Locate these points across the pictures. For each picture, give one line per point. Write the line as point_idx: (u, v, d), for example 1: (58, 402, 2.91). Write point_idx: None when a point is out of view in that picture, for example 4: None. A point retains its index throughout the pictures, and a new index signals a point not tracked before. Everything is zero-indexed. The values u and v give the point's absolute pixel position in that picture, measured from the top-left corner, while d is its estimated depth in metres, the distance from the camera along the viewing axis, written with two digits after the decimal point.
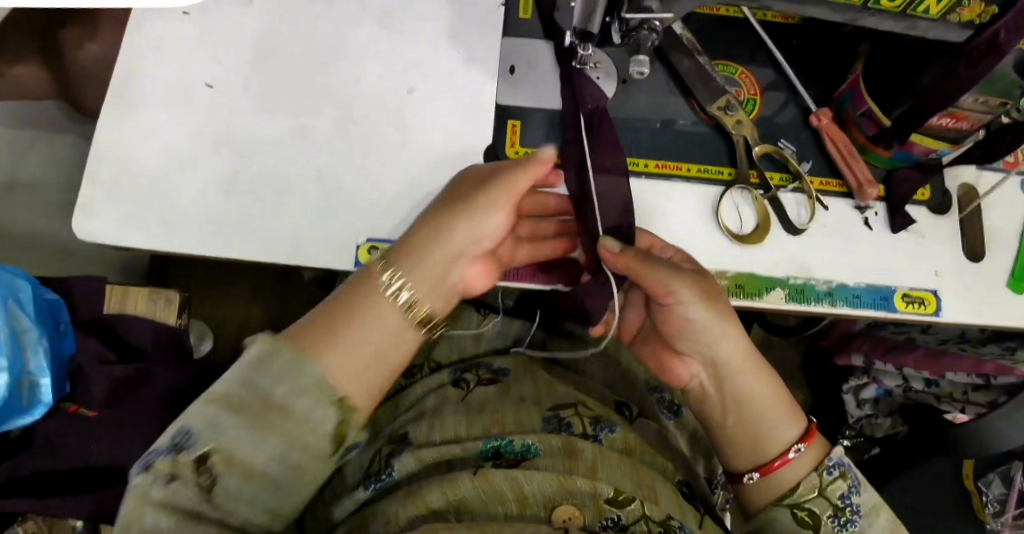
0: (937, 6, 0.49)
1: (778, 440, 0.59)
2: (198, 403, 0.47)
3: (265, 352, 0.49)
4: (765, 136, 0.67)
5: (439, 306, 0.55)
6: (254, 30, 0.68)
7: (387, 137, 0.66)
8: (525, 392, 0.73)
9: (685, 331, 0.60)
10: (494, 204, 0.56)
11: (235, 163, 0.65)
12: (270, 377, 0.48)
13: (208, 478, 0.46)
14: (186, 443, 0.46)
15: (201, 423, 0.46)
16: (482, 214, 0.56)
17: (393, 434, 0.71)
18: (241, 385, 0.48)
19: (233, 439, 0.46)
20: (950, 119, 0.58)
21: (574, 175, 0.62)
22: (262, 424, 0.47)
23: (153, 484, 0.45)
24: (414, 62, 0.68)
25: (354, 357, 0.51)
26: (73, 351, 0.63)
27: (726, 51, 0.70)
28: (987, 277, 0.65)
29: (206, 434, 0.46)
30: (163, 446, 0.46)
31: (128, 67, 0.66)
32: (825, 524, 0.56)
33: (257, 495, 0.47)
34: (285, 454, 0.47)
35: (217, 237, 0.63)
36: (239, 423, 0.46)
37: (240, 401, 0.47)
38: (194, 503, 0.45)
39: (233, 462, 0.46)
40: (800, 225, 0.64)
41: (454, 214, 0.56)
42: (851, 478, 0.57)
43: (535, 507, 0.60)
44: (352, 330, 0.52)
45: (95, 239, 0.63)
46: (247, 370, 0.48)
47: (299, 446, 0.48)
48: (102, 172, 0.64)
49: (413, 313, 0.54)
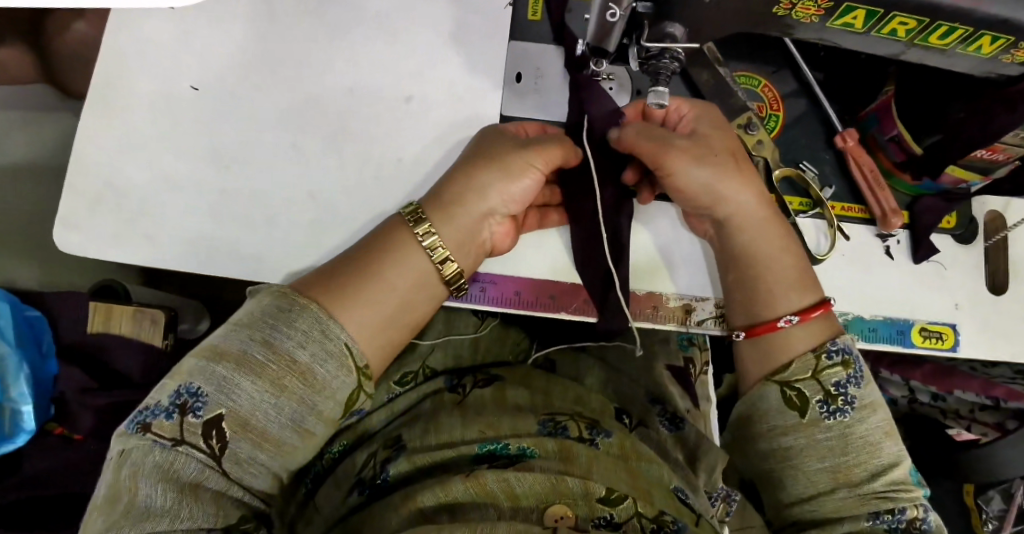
0: (990, 46, 0.44)
1: (782, 307, 0.56)
2: (205, 359, 0.46)
3: (270, 300, 0.49)
4: (784, 157, 0.64)
5: (415, 301, 0.53)
6: (245, 29, 0.64)
7: (385, 148, 0.63)
8: (520, 398, 0.68)
9: (702, 157, 0.56)
10: (510, 169, 0.56)
11: (223, 174, 0.61)
12: (289, 333, 0.47)
13: (216, 444, 0.44)
14: (194, 405, 0.44)
15: (212, 383, 0.45)
16: (492, 175, 0.56)
17: (388, 436, 0.67)
18: (255, 343, 0.46)
19: (250, 401, 0.45)
20: (985, 152, 0.53)
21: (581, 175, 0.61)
22: (278, 385, 0.46)
23: (154, 447, 0.43)
24: (415, 68, 0.64)
25: (320, 347, 0.48)
26: (56, 372, 0.69)
27: (748, 61, 0.65)
28: (1008, 311, 0.62)
29: (218, 395, 0.45)
30: (166, 406, 0.44)
31: (107, 68, 0.63)
32: (812, 409, 0.52)
33: (263, 462, 0.46)
34: (297, 419, 0.47)
35: (204, 255, 0.60)
36: (257, 384, 0.45)
37: (256, 360, 0.46)
38: (198, 469, 0.44)
39: (245, 426, 0.45)
40: (818, 256, 0.61)
41: (466, 184, 0.56)
42: (854, 368, 0.53)
43: (525, 511, 0.54)
44: (331, 294, 0.50)
45: (79, 252, 0.60)
46: (260, 324, 0.47)
47: (312, 409, 0.47)
48: (81, 181, 0.61)
49: (388, 310, 0.51)
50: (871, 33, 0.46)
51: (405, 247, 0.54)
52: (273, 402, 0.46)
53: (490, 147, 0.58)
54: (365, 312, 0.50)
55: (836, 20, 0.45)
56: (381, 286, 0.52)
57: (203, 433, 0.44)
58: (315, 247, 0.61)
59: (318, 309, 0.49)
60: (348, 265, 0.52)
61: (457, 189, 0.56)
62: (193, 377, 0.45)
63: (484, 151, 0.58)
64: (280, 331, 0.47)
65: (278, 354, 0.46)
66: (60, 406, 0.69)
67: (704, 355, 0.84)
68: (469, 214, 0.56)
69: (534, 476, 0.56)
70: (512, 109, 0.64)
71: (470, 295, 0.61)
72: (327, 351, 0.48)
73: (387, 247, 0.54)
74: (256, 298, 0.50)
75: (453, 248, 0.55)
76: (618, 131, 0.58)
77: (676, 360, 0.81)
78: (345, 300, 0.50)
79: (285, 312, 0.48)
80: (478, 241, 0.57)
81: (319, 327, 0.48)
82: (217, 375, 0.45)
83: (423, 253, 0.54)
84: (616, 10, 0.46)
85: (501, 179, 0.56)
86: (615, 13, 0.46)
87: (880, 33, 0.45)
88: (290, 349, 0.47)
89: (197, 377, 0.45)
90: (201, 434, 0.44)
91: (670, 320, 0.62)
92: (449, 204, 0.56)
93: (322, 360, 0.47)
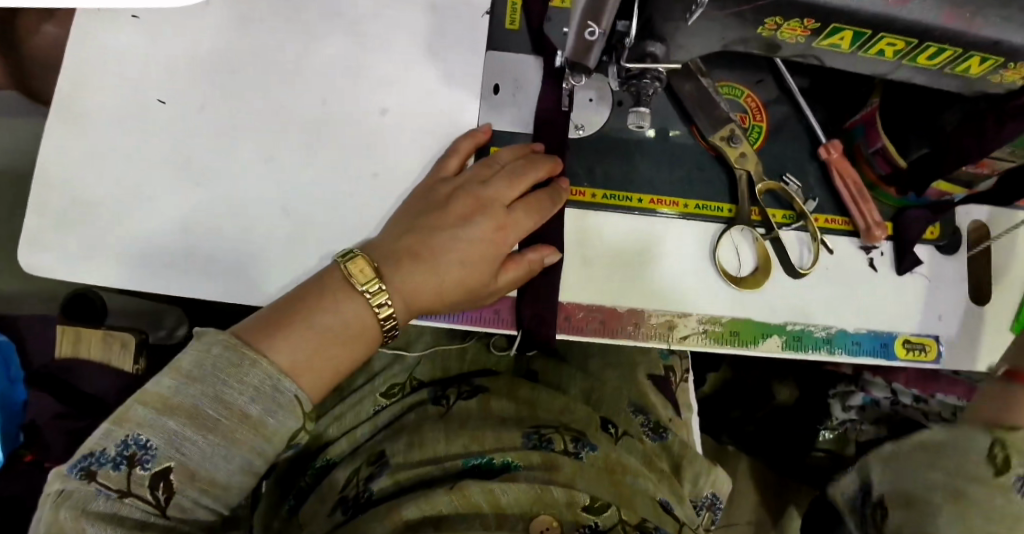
0: (979, 67, 0.43)
1: None
2: (155, 410, 0.44)
3: (217, 351, 0.46)
4: (768, 168, 0.63)
5: (353, 354, 0.52)
6: (213, 38, 0.62)
7: (361, 164, 0.61)
8: (504, 410, 0.68)
9: None
10: (463, 218, 0.56)
11: (193, 192, 0.59)
12: (240, 389, 0.46)
13: (163, 496, 0.44)
14: (143, 457, 0.43)
15: (161, 437, 0.44)
16: (451, 226, 0.56)
17: (371, 452, 0.65)
18: (207, 399, 0.45)
19: (200, 454, 0.44)
20: (972, 166, 0.53)
21: (546, 203, 0.58)
22: (230, 438, 0.45)
23: (98, 496, 0.42)
24: (391, 78, 0.63)
25: (270, 400, 0.46)
26: (23, 399, 0.70)
27: (731, 71, 0.64)
28: (989, 321, 0.63)
29: (167, 448, 0.44)
30: (113, 455, 0.43)
31: (71, 80, 0.61)
32: None
33: (207, 504, 0.46)
34: (245, 464, 0.46)
35: (176, 275, 0.58)
36: (210, 438, 0.44)
37: (208, 416, 0.45)
38: (143, 515, 0.43)
39: (193, 477, 0.44)
40: (801, 270, 0.60)
41: (413, 237, 0.55)
42: None
43: (510, 522, 0.54)
44: (282, 350, 0.48)
45: (45, 273, 0.58)
46: (210, 378, 0.45)
47: (259, 453, 0.46)
48: (45, 200, 0.59)
49: (323, 356, 0.50)
50: (857, 53, 0.45)
51: (345, 293, 0.52)
52: (223, 452, 0.45)
53: (431, 201, 0.57)
54: (297, 357, 0.49)
55: (822, 40, 0.44)
56: (330, 342, 0.50)
57: (150, 485, 0.43)
58: (286, 267, 0.59)
59: (270, 366, 0.47)
60: (286, 310, 0.50)
61: (424, 239, 0.55)
62: (142, 428, 0.43)
63: (429, 203, 0.57)
64: (230, 387, 0.45)
65: (230, 409, 0.45)
66: (27, 433, 0.69)
67: (683, 362, 0.81)
68: (417, 264, 0.54)
69: (520, 488, 0.55)
70: (489, 123, 0.62)
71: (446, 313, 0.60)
72: (277, 403, 0.47)
73: (320, 299, 0.51)
74: (202, 343, 0.47)
75: (399, 300, 0.54)
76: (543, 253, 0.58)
77: (657, 369, 0.78)
78: (278, 345, 0.48)
79: (236, 366, 0.46)
80: (433, 290, 0.55)
81: (269, 384, 0.47)
82: (168, 429, 0.44)
83: (362, 298, 0.52)
84: (594, 27, 0.44)
85: (445, 234, 0.56)
86: (594, 31, 0.44)
87: (867, 53, 0.44)
88: (241, 403, 0.45)
89: (147, 429, 0.43)
90: (148, 486, 0.43)
91: (653, 337, 0.60)
92: (402, 252, 0.55)
93: (272, 412, 0.46)
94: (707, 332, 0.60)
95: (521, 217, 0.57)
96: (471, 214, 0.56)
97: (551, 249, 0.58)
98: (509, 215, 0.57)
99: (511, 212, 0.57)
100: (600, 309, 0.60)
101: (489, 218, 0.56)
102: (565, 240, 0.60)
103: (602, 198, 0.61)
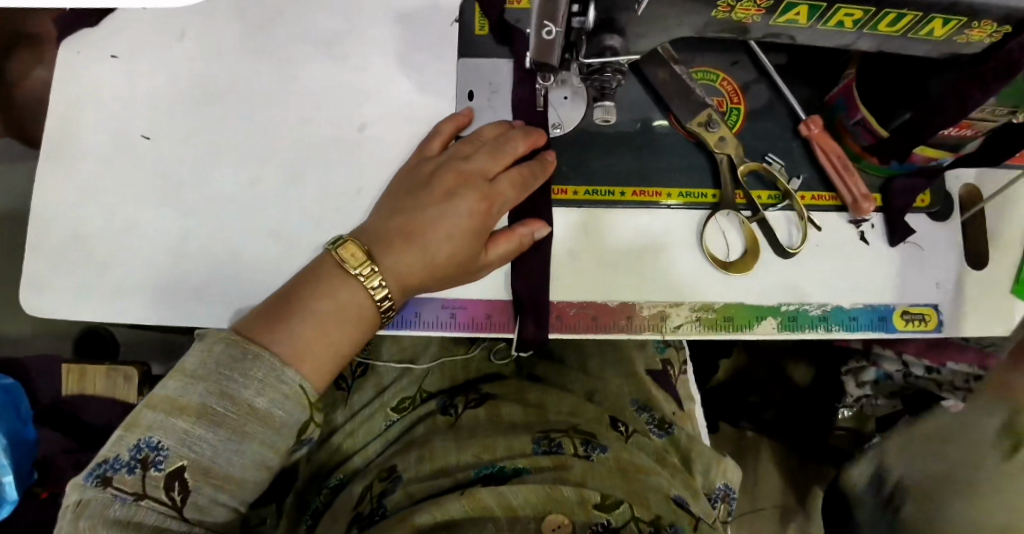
0: (942, 29, 0.44)
1: None
2: (165, 411, 0.45)
3: (220, 348, 0.47)
4: (750, 150, 0.62)
5: (353, 337, 0.52)
6: (191, 70, 0.63)
7: (344, 180, 0.62)
8: (513, 416, 0.67)
9: None
10: (450, 195, 0.57)
11: (180, 222, 0.60)
12: (246, 382, 0.46)
13: (179, 496, 0.44)
14: (155, 458, 0.44)
15: (172, 438, 0.44)
16: (439, 204, 0.56)
17: (379, 469, 0.64)
18: (214, 396, 0.45)
19: (212, 449, 0.44)
20: (953, 129, 0.52)
21: (531, 181, 0.58)
22: (241, 432, 0.45)
23: (115, 501, 0.43)
24: (365, 94, 0.63)
25: (276, 392, 0.46)
26: (33, 436, 0.74)
27: (705, 56, 0.64)
28: (989, 284, 0.62)
29: (179, 447, 0.44)
30: (127, 460, 0.43)
31: (57, 124, 0.62)
32: None
33: (225, 502, 0.46)
34: (259, 458, 0.46)
35: (172, 303, 0.59)
36: (219, 433, 0.45)
37: (216, 411, 0.45)
38: (159, 519, 0.43)
39: (207, 474, 0.44)
40: (790, 249, 0.60)
41: (402, 226, 0.56)
42: None
43: (523, 522, 0.53)
44: (282, 340, 0.49)
45: (47, 313, 0.60)
46: (214, 374, 0.46)
47: (271, 447, 0.46)
48: (39, 240, 0.60)
49: (321, 335, 0.50)
50: (817, 26, 0.45)
51: (338, 278, 0.52)
52: (236, 447, 0.45)
53: (419, 183, 0.58)
54: (297, 342, 0.49)
55: (779, 18, 0.45)
56: (325, 328, 0.50)
57: (165, 486, 0.44)
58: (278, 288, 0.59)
59: (272, 357, 0.47)
60: (282, 300, 0.51)
61: (413, 220, 0.56)
62: (154, 430, 0.44)
63: (411, 188, 0.58)
64: (237, 382, 0.46)
65: (238, 404, 0.45)
66: (41, 470, 0.73)
67: (681, 354, 0.81)
68: (409, 246, 0.55)
69: (528, 487, 0.55)
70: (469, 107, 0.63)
71: (439, 321, 0.60)
72: (284, 395, 0.47)
73: (314, 284, 0.52)
74: (205, 344, 0.48)
75: (394, 280, 0.54)
76: (531, 227, 0.58)
77: (655, 363, 0.77)
78: (276, 334, 0.49)
79: (238, 361, 0.46)
80: (430, 267, 0.55)
81: (274, 375, 0.47)
82: (177, 428, 0.44)
83: (355, 280, 0.52)
84: (551, 26, 0.44)
85: (431, 212, 0.56)
86: (551, 30, 0.44)
87: (827, 25, 0.45)
88: (248, 398, 0.46)
89: (158, 430, 0.44)
90: (163, 487, 0.44)
91: (646, 328, 0.60)
92: (393, 233, 0.55)
93: (281, 404, 0.47)
94: (700, 320, 0.60)
95: (507, 186, 0.57)
96: (455, 190, 0.57)
97: (540, 221, 0.59)
98: (494, 189, 0.57)
99: (496, 183, 0.57)
100: (591, 305, 0.60)
101: (477, 190, 0.57)
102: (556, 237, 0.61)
103: (585, 195, 0.61)
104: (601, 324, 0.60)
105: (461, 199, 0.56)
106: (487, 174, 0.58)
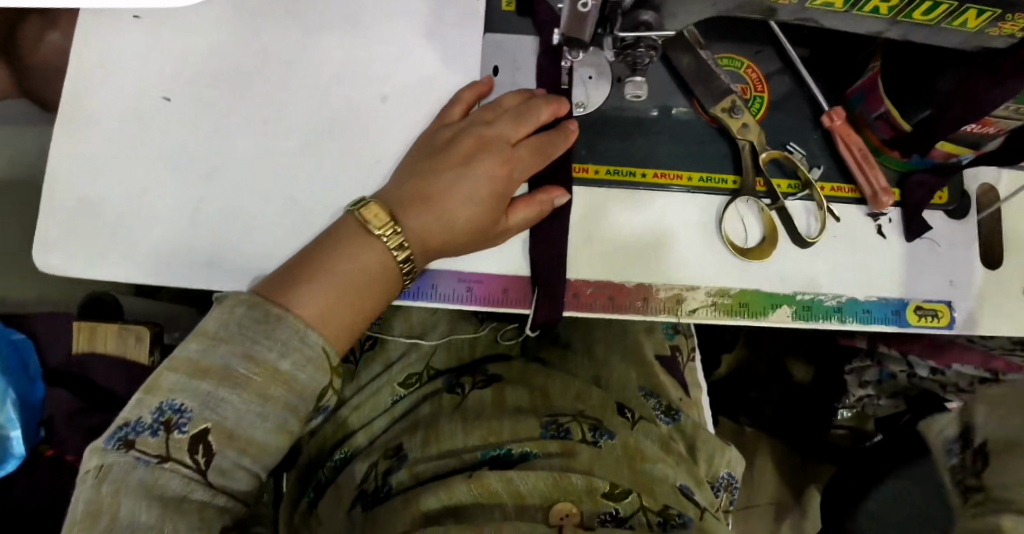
0: (976, 20, 0.44)
1: None
2: (187, 375, 0.45)
3: (242, 311, 0.47)
4: (771, 139, 0.62)
5: (375, 299, 0.52)
6: (214, 34, 0.63)
7: (364, 150, 0.61)
8: (520, 400, 0.66)
9: None
10: (471, 161, 0.57)
11: (199, 185, 0.60)
12: (270, 344, 0.46)
13: (203, 459, 0.44)
14: (178, 421, 0.44)
15: (196, 400, 0.44)
16: (460, 169, 0.56)
17: (385, 446, 0.64)
18: (237, 358, 0.45)
19: (235, 413, 0.45)
20: (976, 125, 0.52)
21: (551, 151, 0.58)
22: (266, 395, 0.45)
23: (139, 464, 0.42)
24: (389, 65, 0.63)
25: (299, 354, 0.47)
26: (42, 395, 0.73)
27: (730, 43, 0.64)
28: (1001, 283, 0.62)
29: (202, 410, 0.44)
30: (150, 423, 0.43)
31: (77, 82, 0.62)
32: None
33: (248, 466, 0.46)
34: (282, 421, 0.46)
35: (188, 266, 0.59)
36: (243, 395, 0.45)
37: (238, 373, 0.45)
38: (183, 484, 0.43)
39: (232, 437, 0.44)
40: (808, 238, 0.60)
41: (423, 192, 0.56)
42: None
43: (531, 510, 0.54)
44: (305, 303, 0.49)
45: (60, 272, 0.59)
46: (238, 336, 0.46)
47: (293, 410, 0.47)
48: (55, 197, 0.60)
49: (343, 298, 0.50)
50: (851, 12, 0.45)
51: (360, 239, 0.52)
52: (259, 410, 0.45)
53: (440, 146, 0.58)
54: (319, 303, 0.49)
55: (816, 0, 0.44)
56: (347, 292, 0.50)
57: (189, 449, 0.44)
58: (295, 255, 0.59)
59: (295, 320, 0.48)
60: (304, 261, 0.51)
61: (435, 186, 0.56)
62: (177, 393, 0.44)
63: (432, 152, 0.58)
64: (261, 344, 0.46)
65: (261, 367, 0.45)
66: (48, 429, 0.72)
67: (689, 341, 0.81)
68: (430, 212, 0.55)
69: (536, 475, 0.55)
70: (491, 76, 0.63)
71: (454, 295, 0.59)
72: (307, 357, 0.47)
73: (335, 244, 0.52)
74: (226, 307, 0.48)
75: (415, 243, 0.54)
76: (551, 194, 0.58)
77: (662, 349, 0.78)
78: (298, 295, 0.49)
79: (262, 323, 0.47)
80: (450, 232, 0.55)
81: (297, 337, 0.47)
82: (202, 392, 0.44)
83: (378, 242, 0.52)
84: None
85: (451, 177, 0.56)
86: (587, 2, 0.44)
87: (861, 11, 0.45)
88: (273, 359, 0.46)
89: (180, 393, 0.44)
90: (187, 449, 0.44)
91: (661, 310, 0.60)
92: (415, 196, 0.55)
93: (303, 367, 0.47)
94: (715, 305, 0.60)
95: (527, 153, 0.58)
96: (474, 154, 0.57)
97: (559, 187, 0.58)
98: (514, 154, 0.57)
99: (516, 149, 0.58)
100: (608, 286, 0.60)
101: (497, 155, 0.57)
102: (571, 218, 0.60)
103: (606, 175, 0.61)
104: (615, 305, 0.60)
105: (480, 162, 0.56)
106: (508, 140, 0.58)
